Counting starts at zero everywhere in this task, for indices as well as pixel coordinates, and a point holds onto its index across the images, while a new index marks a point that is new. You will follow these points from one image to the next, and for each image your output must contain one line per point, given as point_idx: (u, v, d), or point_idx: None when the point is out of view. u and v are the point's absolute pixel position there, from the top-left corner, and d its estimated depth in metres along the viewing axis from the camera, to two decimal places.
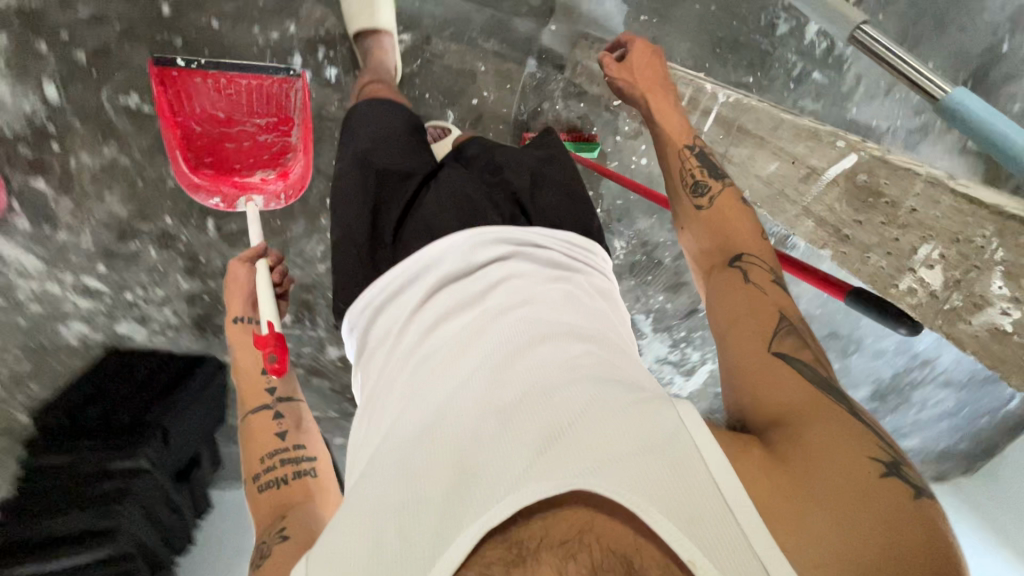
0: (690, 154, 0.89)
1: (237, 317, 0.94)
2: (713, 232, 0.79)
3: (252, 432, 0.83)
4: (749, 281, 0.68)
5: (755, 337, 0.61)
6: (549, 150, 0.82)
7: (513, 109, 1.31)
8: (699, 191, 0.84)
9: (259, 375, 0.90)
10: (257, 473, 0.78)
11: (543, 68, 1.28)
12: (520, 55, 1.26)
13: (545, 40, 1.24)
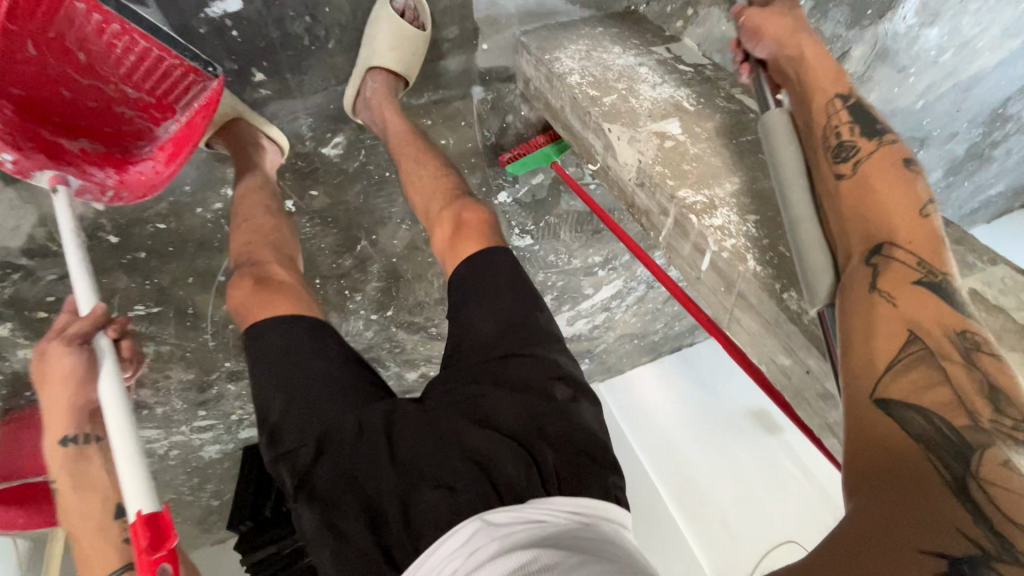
0: (840, 106, 0.72)
1: (65, 437, 0.73)
2: (842, 215, 0.64)
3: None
4: (877, 292, 0.58)
5: (863, 366, 0.56)
6: (525, 334, 0.73)
7: (478, 141, 1.16)
8: (840, 155, 0.67)
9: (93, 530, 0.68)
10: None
11: (491, 89, 1.09)
12: (463, 88, 1.07)
13: (480, 63, 1.03)
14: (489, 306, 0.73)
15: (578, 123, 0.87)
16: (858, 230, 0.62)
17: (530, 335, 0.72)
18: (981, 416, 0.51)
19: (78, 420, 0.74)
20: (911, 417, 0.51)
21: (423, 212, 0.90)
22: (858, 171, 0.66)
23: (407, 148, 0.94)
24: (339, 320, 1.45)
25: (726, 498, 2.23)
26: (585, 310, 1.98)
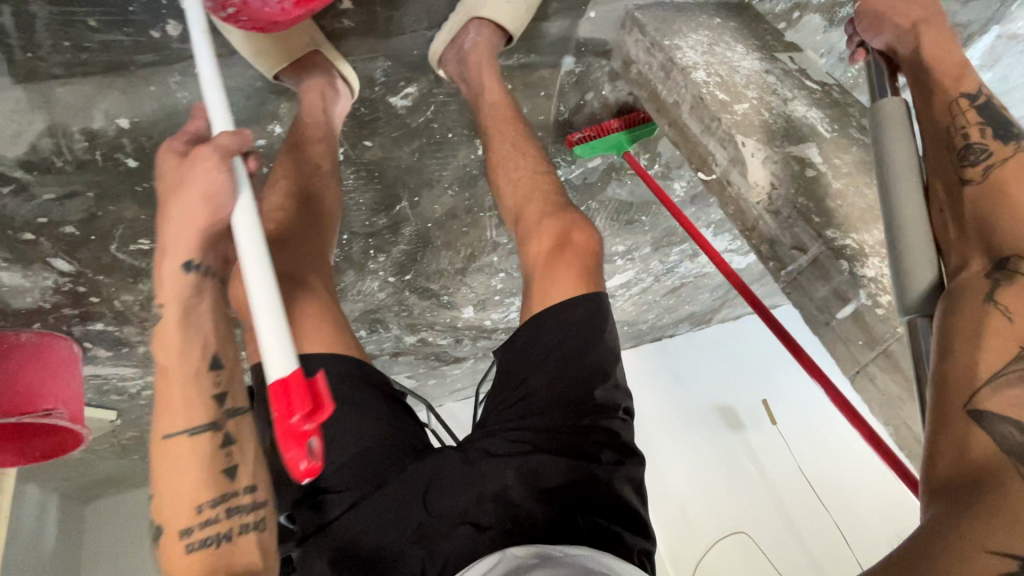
0: (966, 108, 0.73)
1: (190, 262, 0.64)
2: (957, 213, 0.67)
3: (165, 457, 0.62)
4: (993, 303, 0.59)
5: (976, 349, 0.57)
6: (575, 371, 0.81)
7: (552, 116, 1.07)
8: (969, 158, 0.69)
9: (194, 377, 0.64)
10: (189, 522, 0.61)
11: (583, 61, 0.99)
12: (555, 57, 0.97)
13: (580, 31, 0.94)
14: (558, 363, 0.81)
15: (696, 126, 0.80)
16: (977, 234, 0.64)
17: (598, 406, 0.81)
18: None
19: (188, 297, 0.64)
20: (1005, 428, 0.52)
21: (516, 216, 0.92)
22: (988, 177, 0.67)
23: (502, 129, 0.93)
24: (355, 278, 1.34)
25: (689, 488, 2.29)
26: None
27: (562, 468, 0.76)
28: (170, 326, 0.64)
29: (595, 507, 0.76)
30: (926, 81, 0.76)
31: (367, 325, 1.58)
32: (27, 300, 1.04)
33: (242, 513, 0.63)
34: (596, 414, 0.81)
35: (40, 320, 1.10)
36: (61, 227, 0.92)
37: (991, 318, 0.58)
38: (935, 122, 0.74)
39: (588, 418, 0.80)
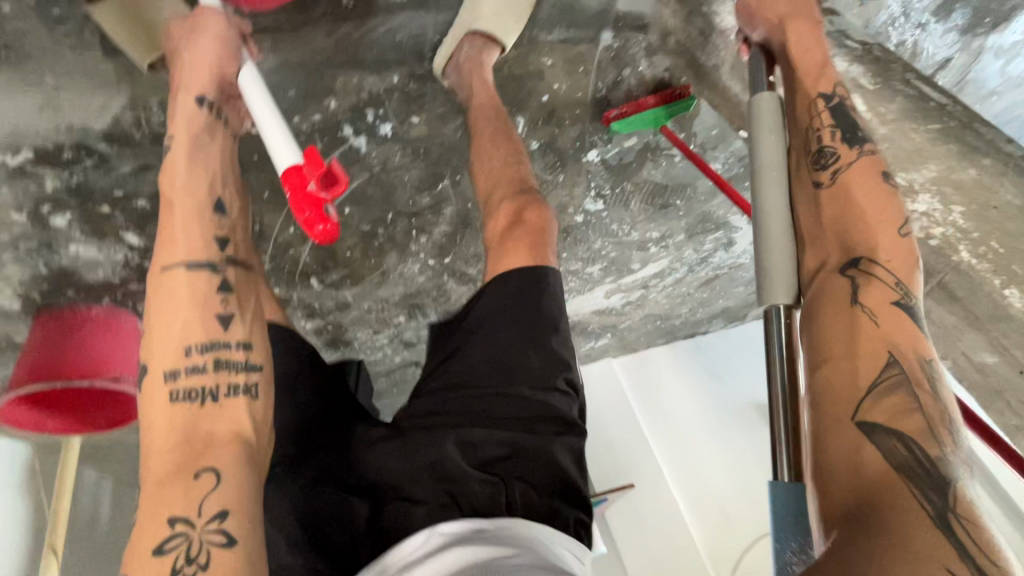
0: (823, 107, 0.87)
1: (200, 96, 0.83)
2: (815, 231, 0.83)
3: (157, 287, 0.79)
4: (859, 306, 0.75)
5: (847, 358, 0.73)
6: (522, 333, 0.91)
7: (590, 92, 1.10)
8: (824, 162, 0.84)
9: (206, 221, 0.82)
10: (177, 364, 0.75)
11: (621, 36, 1.04)
12: (594, 30, 1.02)
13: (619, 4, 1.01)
14: (507, 341, 0.91)
15: None
16: (833, 243, 0.80)
17: (545, 372, 0.91)
18: (933, 430, 0.64)
19: (198, 126, 0.84)
20: (895, 447, 0.64)
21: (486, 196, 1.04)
22: (836, 180, 0.83)
23: (484, 124, 1.02)
24: (397, 260, 1.39)
25: (729, 492, 2.24)
26: (624, 284, 1.95)
27: (504, 438, 0.87)
28: (184, 171, 0.82)
29: (539, 476, 0.87)
30: (795, 80, 0.90)
31: (406, 311, 1.61)
32: (98, 274, 1.12)
33: (227, 369, 0.77)
34: (540, 384, 0.90)
35: (109, 295, 1.18)
36: (133, 201, 0.98)
37: (863, 323, 0.74)
38: (795, 122, 0.90)
39: (530, 389, 0.89)
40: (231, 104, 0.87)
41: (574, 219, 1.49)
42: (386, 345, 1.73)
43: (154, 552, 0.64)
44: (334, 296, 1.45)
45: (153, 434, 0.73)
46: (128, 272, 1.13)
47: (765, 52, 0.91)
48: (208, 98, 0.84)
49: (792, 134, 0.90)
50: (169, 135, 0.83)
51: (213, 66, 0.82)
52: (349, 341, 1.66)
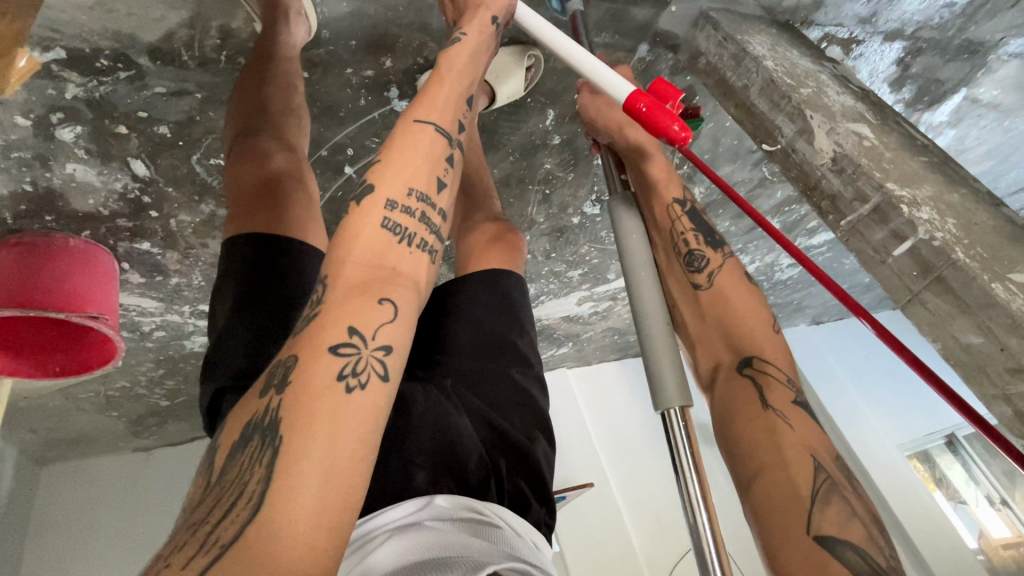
0: (680, 212, 0.92)
1: (493, 17, 0.84)
2: (709, 329, 0.83)
3: (404, 136, 0.72)
4: (770, 409, 0.72)
5: (770, 459, 0.69)
6: (492, 334, 0.95)
7: None
8: (696, 265, 0.87)
9: (447, 99, 0.76)
10: (398, 200, 0.68)
11: (654, 51, 1.13)
12: (633, 41, 1.11)
13: (661, 22, 1.08)
14: (483, 330, 0.95)
15: (765, 105, 0.94)
16: (726, 349, 0.81)
17: (513, 356, 0.95)
18: (874, 534, 0.62)
19: (485, 38, 0.83)
20: (847, 551, 0.59)
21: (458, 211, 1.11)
22: (713, 284, 0.85)
23: (471, 151, 1.13)
24: None
25: (665, 498, 2.33)
26: (596, 293, 2.05)
27: (482, 433, 0.87)
28: (454, 55, 0.79)
29: (510, 464, 0.87)
30: (647, 184, 0.95)
31: None
32: (88, 202, 1.03)
33: (425, 233, 0.70)
34: (508, 363, 0.94)
35: (91, 229, 1.08)
36: (156, 125, 0.94)
37: (778, 426, 0.71)
38: (665, 234, 0.91)
39: (519, 372, 0.95)
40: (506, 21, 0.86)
41: (570, 220, 1.57)
42: None
43: (329, 351, 0.56)
44: None
45: (345, 249, 0.64)
46: (120, 203, 1.05)
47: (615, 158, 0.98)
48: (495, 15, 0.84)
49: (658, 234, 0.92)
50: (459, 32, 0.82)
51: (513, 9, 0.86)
52: None
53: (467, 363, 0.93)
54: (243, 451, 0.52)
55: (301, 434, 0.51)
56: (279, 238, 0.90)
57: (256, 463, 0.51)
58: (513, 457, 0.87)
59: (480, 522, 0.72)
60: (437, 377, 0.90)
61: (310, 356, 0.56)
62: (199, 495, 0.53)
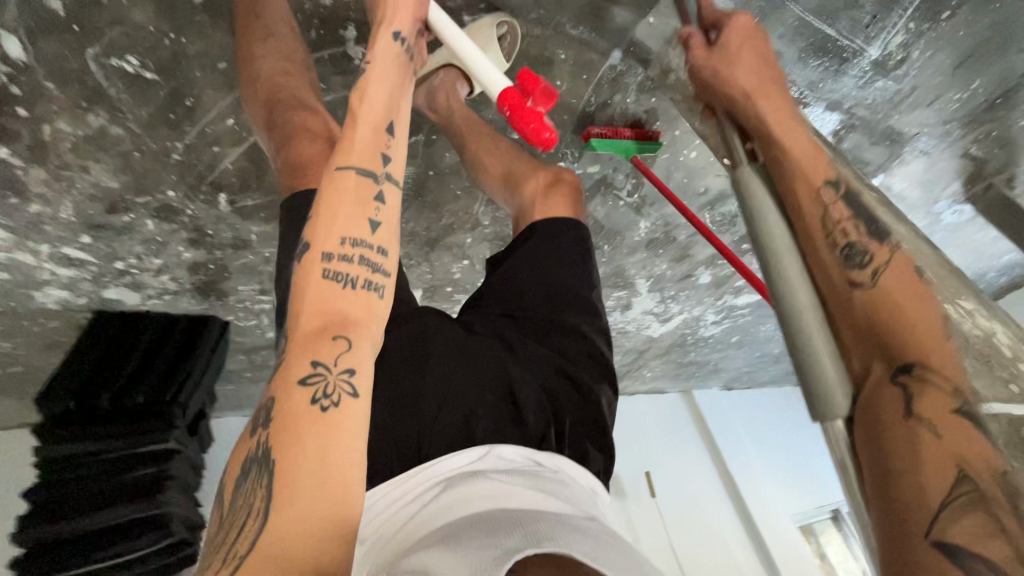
0: (832, 196, 0.81)
1: (397, 33, 0.80)
2: (862, 329, 0.73)
3: (333, 187, 0.72)
4: (914, 420, 0.66)
5: (916, 471, 0.63)
6: (552, 279, 1.00)
7: (582, 102, 1.18)
8: (854, 261, 0.76)
9: (376, 137, 0.76)
10: (333, 250, 0.70)
11: (626, 61, 1.12)
12: (608, 45, 1.09)
13: (638, 32, 1.08)
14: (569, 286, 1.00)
15: (729, 122, 0.94)
16: (880, 357, 0.71)
17: (582, 308, 0.99)
18: None
19: (394, 55, 0.79)
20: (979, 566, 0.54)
21: (506, 175, 1.13)
22: (877, 284, 0.74)
23: (475, 131, 1.12)
24: None
25: None
26: None
27: (550, 379, 0.91)
28: (375, 80, 0.76)
29: (574, 419, 0.89)
30: (774, 144, 0.85)
31: None
32: None
33: (372, 271, 0.72)
34: (570, 315, 0.98)
35: None
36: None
37: (923, 437, 0.65)
38: (807, 208, 0.80)
39: (588, 327, 0.98)
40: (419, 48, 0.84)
41: None
42: (268, 309, 1.52)
43: (297, 389, 0.64)
44: (235, 228, 1.22)
45: (298, 304, 0.69)
46: None
47: (733, 126, 0.93)
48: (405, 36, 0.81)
49: (788, 213, 0.81)
50: (363, 59, 0.77)
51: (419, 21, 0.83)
52: (226, 293, 1.41)
53: (538, 322, 0.96)
54: (246, 482, 0.63)
55: (281, 465, 0.61)
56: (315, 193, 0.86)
57: (257, 486, 0.61)
58: (580, 409, 0.90)
59: (530, 473, 0.75)
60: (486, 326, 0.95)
61: (282, 397, 0.64)
62: (223, 510, 0.66)
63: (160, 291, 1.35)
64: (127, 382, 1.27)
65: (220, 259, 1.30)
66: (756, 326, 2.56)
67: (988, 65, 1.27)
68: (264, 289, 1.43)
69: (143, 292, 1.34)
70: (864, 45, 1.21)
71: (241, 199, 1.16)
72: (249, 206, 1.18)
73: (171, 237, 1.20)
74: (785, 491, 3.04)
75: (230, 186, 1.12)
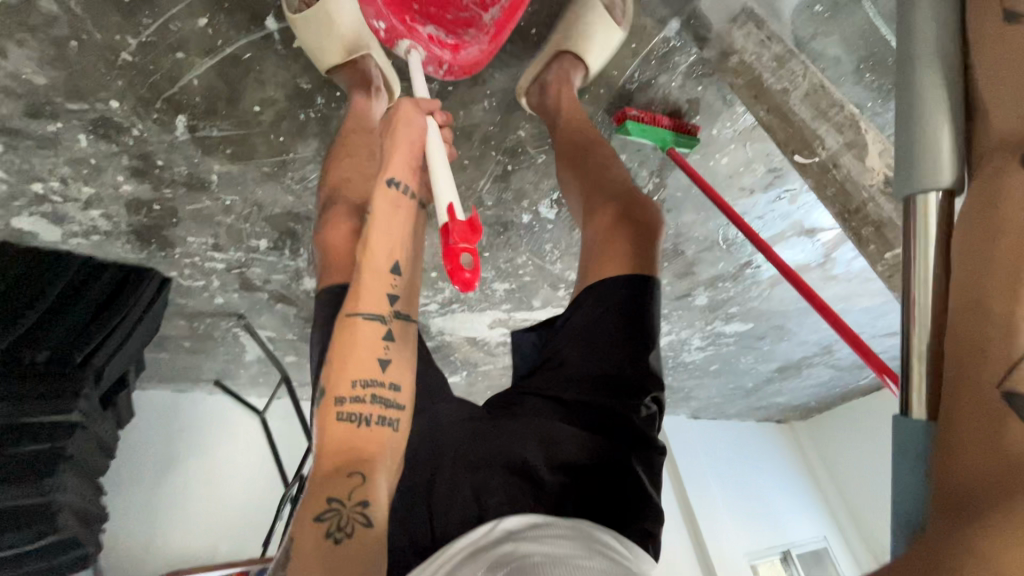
0: None
1: (393, 179, 0.72)
2: (997, 84, 0.47)
3: (345, 337, 0.68)
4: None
5: (983, 321, 0.40)
6: (597, 343, 0.87)
7: (626, 75, 1.04)
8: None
9: (381, 273, 0.70)
10: (346, 393, 0.66)
11: (682, 36, 0.98)
12: (666, 12, 0.94)
13: (703, 2, 0.92)
14: (614, 350, 0.86)
15: (808, 112, 0.85)
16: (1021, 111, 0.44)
17: (630, 349, 0.86)
18: None
19: (409, 150, 0.74)
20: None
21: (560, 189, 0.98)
22: None
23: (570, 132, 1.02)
24: (308, 158, 1.05)
25: None
26: (513, 321, 1.78)
27: (586, 447, 0.81)
28: (377, 230, 0.70)
29: (605, 484, 0.80)
30: None
31: (274, 236, 1.22)
32: None
33: (387, 406, 0.67)
34: (611, 377, 0.85)
35: None
36: None
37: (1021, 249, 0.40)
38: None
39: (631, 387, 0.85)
40: (420, 186, 0.76)
41: (520, 217, 1.33)
42: (219, 270, 1.29)
43: (311, 525, 0.58)
44: (192, 163, 1.01)
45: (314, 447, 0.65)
46: None
47: None
48: (403, 183, 0.73)
49: None
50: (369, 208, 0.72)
51: (418, 160, 0.75)
52: (170, 243, 1.18)
53: (578, 404, 0.84)
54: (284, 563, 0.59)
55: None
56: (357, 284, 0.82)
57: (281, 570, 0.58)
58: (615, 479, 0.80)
59: (546, 542, 0.66)
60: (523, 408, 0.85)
61: (300, 536, 0.58)
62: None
63: (88, 229, 1.11)
64: (22, 338, 1.02)
65: (168, 199, 1.08)
66: (738, 357, 2.47)
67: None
68: (218, 244, 1.21)
69: (66, 226, 1.09)
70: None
71: (205, 126, 0.95)
72: (213, 138, 0.97)
73: (108, 162, 0.98)
74: (740, 526, 2.96)
75: (192, 107, 0.91)
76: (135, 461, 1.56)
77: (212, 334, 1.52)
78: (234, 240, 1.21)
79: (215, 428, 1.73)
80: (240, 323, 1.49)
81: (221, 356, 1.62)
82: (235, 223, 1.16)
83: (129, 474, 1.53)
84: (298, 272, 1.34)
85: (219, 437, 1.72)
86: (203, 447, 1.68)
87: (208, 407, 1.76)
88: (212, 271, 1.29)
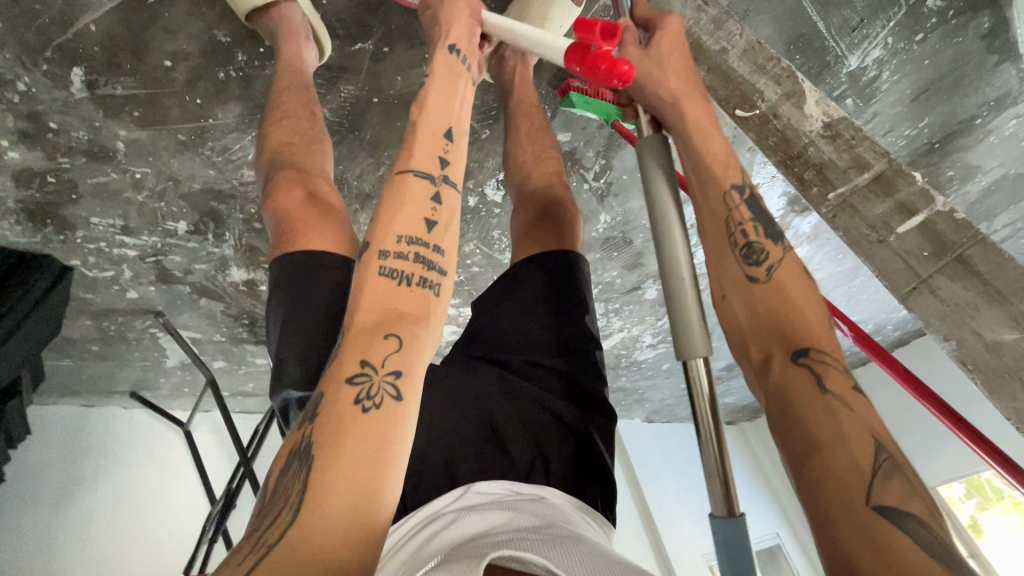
0: (737, 199, 0.71)
1: (454, 45, 0.69)
2: (750, 323, 0.65)
3: (390, 192, 0.58)
4: (831, 394, 0.56)
5: (833, 439, 0.54)
6: (541, 303, 0.87)
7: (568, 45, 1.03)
8: (752, 256, 0.67)
9: (434, 133, 0.62)
10: (390, 247, 0.56)
11: None
12: None
13: None
14: (556, 314, 0.87)
15: (745, 68, 0.90)
16: (778, 337, 0.62)
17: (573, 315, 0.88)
18: (943, 534, 0.47)
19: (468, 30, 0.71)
20: (913, 528, 0.47)
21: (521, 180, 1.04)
22: (773, 277, 0.66)
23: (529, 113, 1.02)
24: (231, 126, 0.95)
25: None
26: (463, 317, 1.71)
27: (536, 410, 0.79)
28: (434, 89, 0.64)
29: (563, 451, 0.77)
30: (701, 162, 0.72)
31: (195, 217, 1.11)
32: None
33: (431, 267, 0.57)
34: (556, 334, 0.86)
35: None
36: None
37: (838, 409, 0.55)
38: (715, 222, 0.71)
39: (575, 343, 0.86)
40: (476, 62, 0.72)
41: (466, 199, 1.28)
42: (131, 258, 1.16)
43: (344, 386, 0.49)
44: (92, 127, 0.90)
45: (349, 300, 0.54)
46: None
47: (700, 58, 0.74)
48: (461, 52, 0.70)
49: (701, 225, 0.73)
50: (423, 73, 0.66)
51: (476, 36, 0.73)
52: (70, 224, 1.05)
53: (525, 365, 0.83)
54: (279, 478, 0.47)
55: (327, 458, 0.45)
56: (306, 254, 0.77)
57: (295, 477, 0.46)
58: (571, 440, 0.78)
59: (493, 509, 0.62)
60: (474, 374, 0.82)
61: (330, 393, 0.49)
62: (258, 493, 0.49)
63: None
64: None
65: (65, 170, 0.95)
66: None
67: (938, 104, 1.34)
68: (129, 227, 1.09)
69: None
70: (846, 52, 1.16)
71: (106, 83, 0.85)
72: (116, 98, 0.87)
73: None
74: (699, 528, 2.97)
75: (89, 58, 0.81)
76: (30, 484, 1.37)
77: (126, 336, 1.37)
78: (147, 222, 1.09)
79: (131, 445, 1.55)
80: (159, 323, 1.34)
81: (138, 362, 1.46)
82: (147, 202, 1.05)
83: (20, 498, 1.35)
84: (226, 261, 1.23)
85: (133, 453, 1.54)
86: (115, 466, 1.50)
87: (122, 420, 1.57)
88: (124, 260, 1.16)
